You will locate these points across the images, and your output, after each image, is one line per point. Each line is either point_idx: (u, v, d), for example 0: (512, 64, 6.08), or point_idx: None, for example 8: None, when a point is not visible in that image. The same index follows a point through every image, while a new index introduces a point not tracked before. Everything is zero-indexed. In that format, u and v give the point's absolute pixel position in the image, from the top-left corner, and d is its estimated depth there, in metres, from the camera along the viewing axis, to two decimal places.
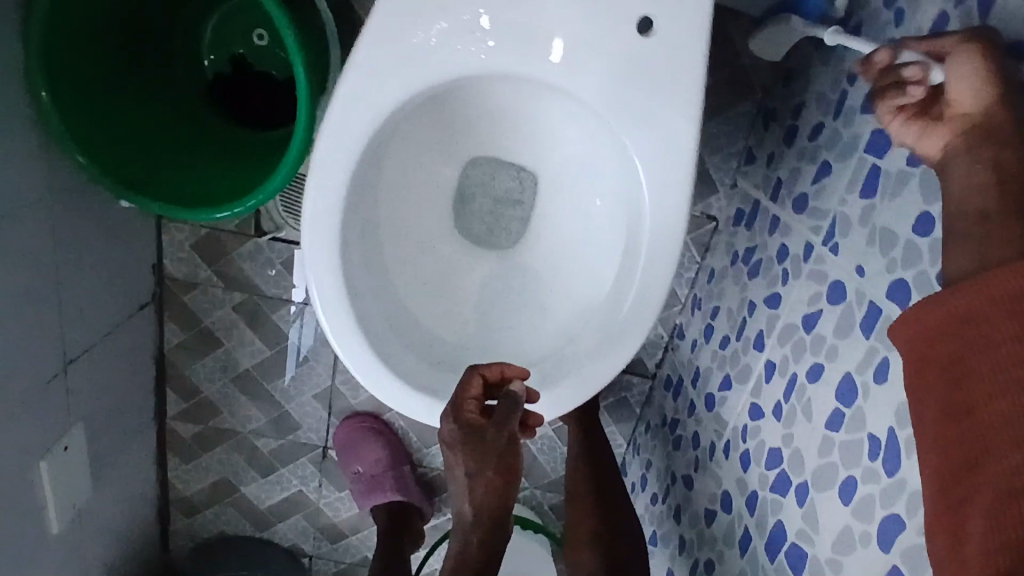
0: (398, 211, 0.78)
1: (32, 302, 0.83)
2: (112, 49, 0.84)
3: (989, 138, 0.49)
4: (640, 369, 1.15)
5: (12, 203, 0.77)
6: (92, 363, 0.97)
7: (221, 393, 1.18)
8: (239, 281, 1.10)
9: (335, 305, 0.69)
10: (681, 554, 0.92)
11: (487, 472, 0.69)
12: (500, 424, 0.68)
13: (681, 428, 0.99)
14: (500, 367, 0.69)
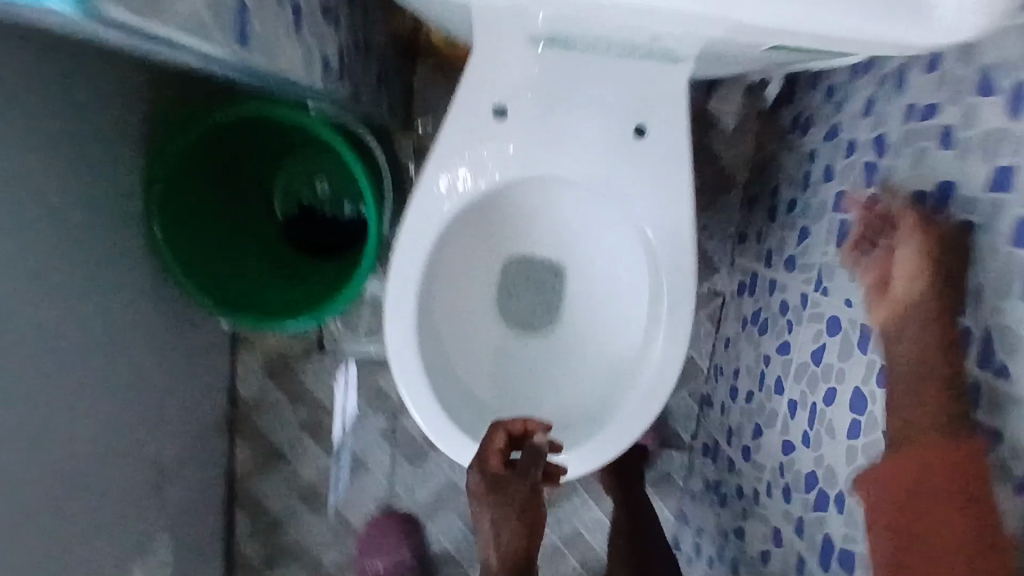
0: (455, 300, 0.92)
1: (136, 418, 0.94)
2: (209, 201, 1.02)
3: (905, 331, 0.62)
4: (679, 444, 1.23)
5: (128, 324, 0.91)
6: (177, 475, 1.06)
7: (286, 510, 1.24)
8: (305, 395, 1.22)
9: (414, 377, 0.83)
10: None
11: (510, 520, 0.78)
12: (524, 475, 0.77)
13: (724, 487, 1.06)
14: (522, 421, 0.76)
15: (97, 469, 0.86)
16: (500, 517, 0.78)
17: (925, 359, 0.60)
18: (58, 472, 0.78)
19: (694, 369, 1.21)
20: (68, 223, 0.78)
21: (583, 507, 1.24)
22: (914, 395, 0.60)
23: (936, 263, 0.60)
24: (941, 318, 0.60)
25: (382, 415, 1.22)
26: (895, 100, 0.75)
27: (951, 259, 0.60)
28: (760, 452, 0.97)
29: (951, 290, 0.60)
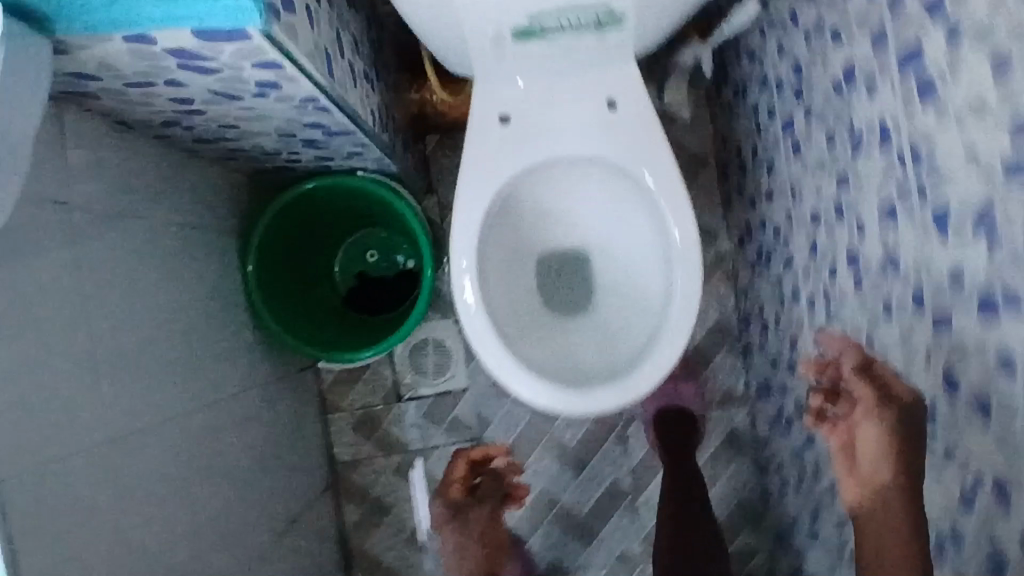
0: (508, 289, 1.08)
1: (268, 468, 1.07)
2: (286, 275, 1.19)
3: (875, 500, 0.65)
4: (737, 400, 1.34)
5: (249, 380, 1.07)
6: (301, 527, 1.15)
7: (399, 559, 1.30)
8: (395, 444, 1.30)
9: (492, 348, 0.99)
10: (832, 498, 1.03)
11: (477, 538, 1.10)
12: (478, 497, 1.11)
13: (788, 414, 1.16)
14: (482, 448, 1.09)
15: (244, 509, 0.99)
16: (466, 540, 1.09)
17: (903, 526, 0.63)
18: (217, 507, 0.92)
19: (728, 327, 1.35)
20: (198, 294, 0.98)
21: None
22: (886, 558, 0.64)
23: (898, 418, 0.65)
24: (904, 460, 0.64)
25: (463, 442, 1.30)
26: (793, 35, 0.98)
27: (906, 405, 0.66)
28: (808, 357, 1.08)
29: (908, 435, 0.65)
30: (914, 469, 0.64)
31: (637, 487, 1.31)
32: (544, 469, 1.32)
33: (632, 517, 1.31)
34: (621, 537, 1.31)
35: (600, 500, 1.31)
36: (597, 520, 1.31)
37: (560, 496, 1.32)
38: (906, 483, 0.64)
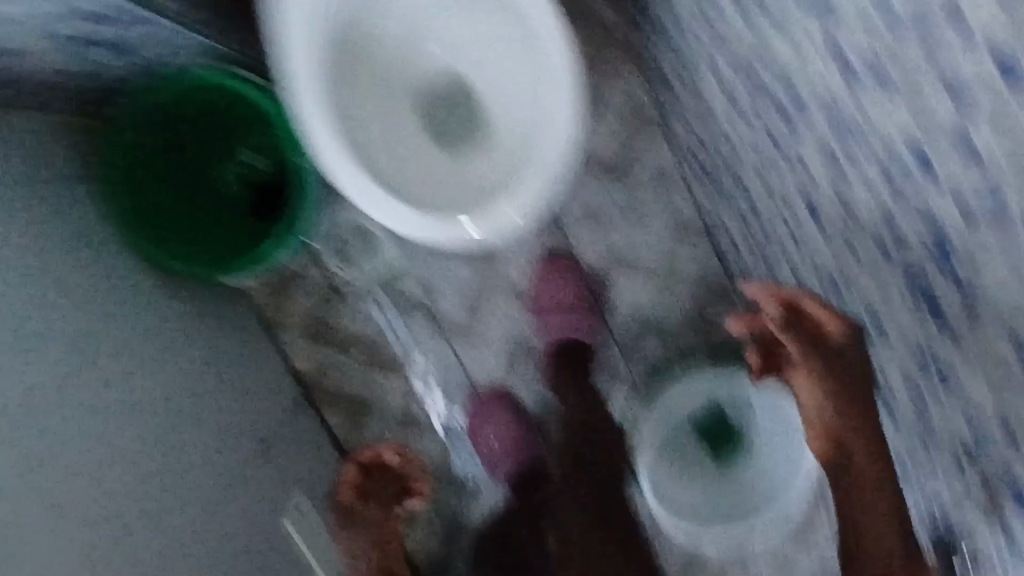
0: (378, 129, 0.97)
1: (221, 404, 1.03)
2: (163, 192, 1.11)
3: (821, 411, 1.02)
4: (676, 184, 1.25)
5: (153, 320, 0.99)
6: (279, 441, 1.13)
7: (395, 445, 1.29)
8: (352, 340, 1.28)
9: (372, 196, 0.91)
10: (801, 236, 0.98)
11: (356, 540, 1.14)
12: (371, 494, 1.22)
13: (736, 174, 1.09)
14: (372, 449, 1.26)
15: (206, 448, 0.97)
16: (355, 542, 1.14)
17: (840, 424, 1.00)
18: (173, 455, 0.90)
19: (645, 115, 1.24)
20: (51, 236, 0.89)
21: (635, 290, 1.26)
22: (837, 443, 1.02)
23: (835, 349, 0.97)
24: (843, 379, 0.97)
25: (426, 317, 1.28)
26: None
27: (841, 341, 0.96)
28: (734, 109, 0.99)
29: (855, 360, 0.95)
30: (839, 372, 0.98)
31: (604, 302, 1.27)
32: (508, 320, 1.27)
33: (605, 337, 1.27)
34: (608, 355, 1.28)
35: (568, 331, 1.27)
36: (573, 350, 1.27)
37: (530, 340, 1.28)
38: (844, 394, 0.98)
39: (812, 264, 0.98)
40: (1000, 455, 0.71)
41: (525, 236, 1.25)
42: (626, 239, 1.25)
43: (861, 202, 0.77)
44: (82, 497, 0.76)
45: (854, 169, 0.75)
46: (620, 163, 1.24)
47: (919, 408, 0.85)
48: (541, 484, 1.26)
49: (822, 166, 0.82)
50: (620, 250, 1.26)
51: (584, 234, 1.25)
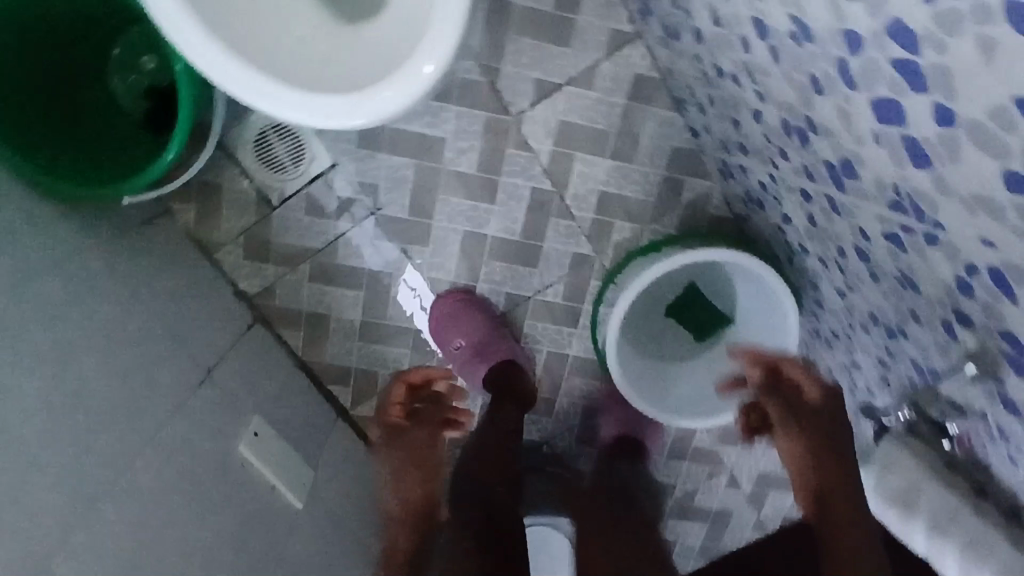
0: (261, 13, 0.85)
1: (154, 340, 0.95)
2: (49, 107, 1.02)
3: (802, 441, 0.95)
4: (631, 38, 1.08)
5: (66, 249, 0.89)
6: (231, 367, 1.07)
7: (364, 357, 1.26)
8: (296, 253, 1.21)
9: (236, 74, 0.76)
10: (740, 84, 0.83)
11: (409, 474, 1.11)
12: (423, 420, 1.19)
13: (671, 22, 0.93)
14: (423, 372, 1.20)
15: (151, 384, 0.90)
16: (404, 459, 1.13)
17: (818, 455, 0.93)
18: (115, 395, 0.84)
19: None
20: None
21: (591, 167, 1.14)
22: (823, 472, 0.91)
23: (809, 410, 0.97)
24: (822, 436, 0.94)
25: (369, 218, 1.19)
26: None
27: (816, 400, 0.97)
28: None
29: (819, 420, 0.95)
30: (813, 409, 0.97)
31: (556, 186, 1.16)
32: (456, 215, 1.17)
33: (562, 221, 1.18)
34: (568, 242, 1.19)
35: (527, 218, 1.18)
36: (534, 238, 1.19)
37: (484, 234, 1.19)
38: (822, 448, 0.93)
39: (753, 119, 0.85)
40: (982, 301, 0.60)
41: (464, 119, 1.12)
42: (578, 110, 1.11)
43: (791, 35, 0.64)
44: (44, 437, 0.71)
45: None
46: (559, 20, 1.07)
47: (881, 265, 0.75)
48: (501, 380, 1.16)
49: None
50: (572, 123, 1.12)
51: (530, 107, 1.11)
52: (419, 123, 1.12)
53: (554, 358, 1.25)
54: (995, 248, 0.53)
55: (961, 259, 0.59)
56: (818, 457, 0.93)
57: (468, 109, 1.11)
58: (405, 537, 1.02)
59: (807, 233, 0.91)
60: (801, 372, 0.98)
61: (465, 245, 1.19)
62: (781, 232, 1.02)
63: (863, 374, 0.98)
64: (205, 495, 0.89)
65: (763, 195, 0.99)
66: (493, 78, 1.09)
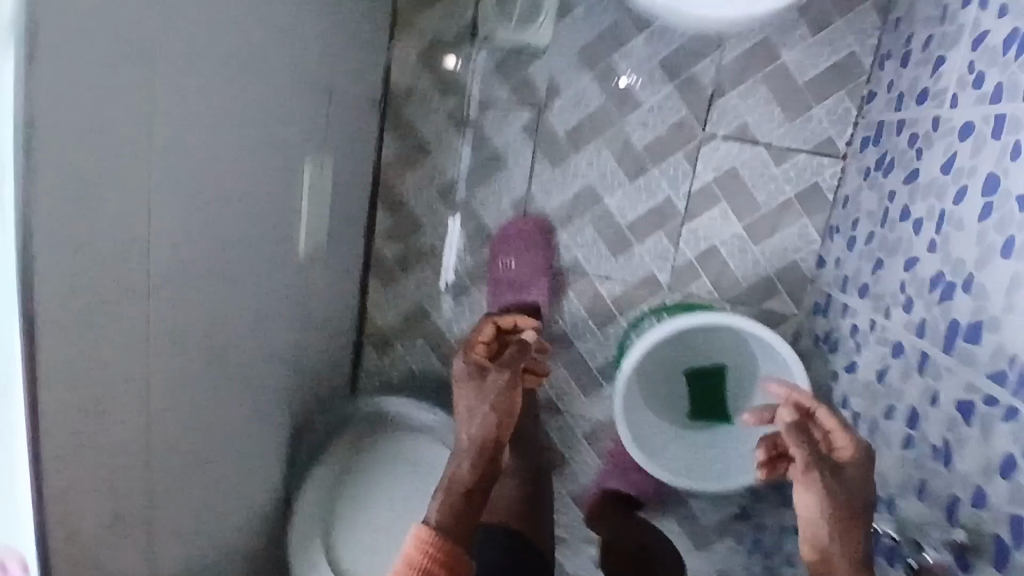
0: None
1: (312, 35, 0.96)
2: None
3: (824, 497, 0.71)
4: (837, 153, 1.14)
5: None
6: (335, 112, 1.08)
7: (425, 208, 1.26)
8: (455, 85, 1.21)
9: None
10: (918, 233, 0.89)
11: (482, 410, 0.91)
12: (505, 365, 0.93)
13: (893, 157, 0.99)
14: (512, 318, 0.96)
15: (285, 57, 0.90)
16: (480, 404, 0.91)
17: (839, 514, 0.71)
18: (261, 33, 0.83)
19: (856, 66, 1.12)
20: None
21: (722, 222, 1.19)
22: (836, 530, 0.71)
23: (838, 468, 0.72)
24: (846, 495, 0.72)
25: (529, 111, 1.20)
26: None
27: (846, 465, 0.73)
28: (961, 75, 0.85)
29: (847, 492, 0.72)
30: (841, 462, 0.73)
31: (685, 214, 1.20)
32: (595, 168, 1.21)
33: (664, 244, 1.22)
34: (652, 261, 1.23)
35: (642, 216, 1.21)
36: (633, 235, 1.22)
37: (602, 199, 1.22)
38: (837, 507, 0.71)
39: (902, 267, 0.92)
40: (1017, 482, 0.65)
41: (667, 104, 1.17)
42: (752, 172, 1.17)
43: (1019, 198, 0.69)
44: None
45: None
46: (802, 98, 1.13)
47: (927, 432, 0.81)
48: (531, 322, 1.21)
49: (1001, 157, 0.73)
50: (740, 178, 1.17)
51: (721, 138, 1.17)
52: (633, 77, 1.17)
53: (562, 338, 1.28)
54: None
55: None
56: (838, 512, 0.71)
57: (677, 99, 1.17)
58: (468, 478, 0.86)
59: (866, 389, 0.97)
60: (837, 426, 0.72)
61: (578, 195, 1.22)
62: (833, 381, 1.07)
63: None
64: (256, 166, 0.89)
65: (845, 341, 1.04)
66: (717, 94, 1.15)
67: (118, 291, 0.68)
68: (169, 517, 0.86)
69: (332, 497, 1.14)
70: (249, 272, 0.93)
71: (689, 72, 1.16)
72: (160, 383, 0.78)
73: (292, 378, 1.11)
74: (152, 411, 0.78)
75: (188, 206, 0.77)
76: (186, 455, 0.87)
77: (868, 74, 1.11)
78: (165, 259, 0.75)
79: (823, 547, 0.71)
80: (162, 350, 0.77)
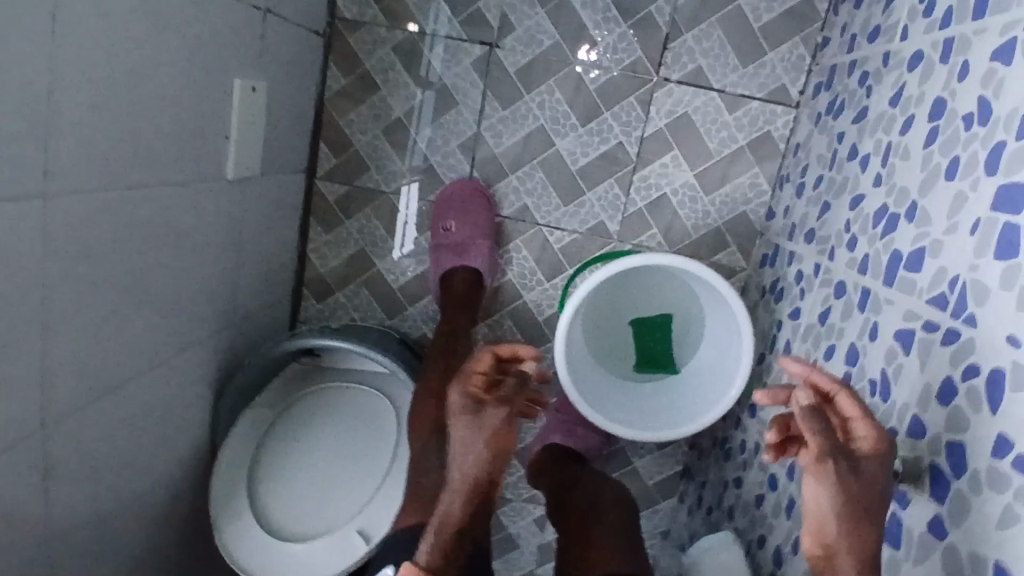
0: None
1: None
2: None
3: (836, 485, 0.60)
4: (789, 102, 1.13)
5: None
6: (274, 32, 1.01)
7: (370, 147, 1.21)
8: (403, 16, 1.16)
9: None
10: (865, 168, 0.89)
11: (476, 450, 0.70)
12: (506, 400, 0.72)
13: (845, 100, 0.99)
14: (512, 347, 0.73)
15: None
16: (477, 439, 0.70)
17: (847, 505, 0.59)
18: None
19: (812, 10, 1.11)
20: None
21: (673, 171, 1.17)
22: (843, 523, 0.59)
23: (856, 460, 0.61)
24: (860, 486, 0.60)
25: (481, 48, 1.16)
26: None
27: (864, 456, 0.61)
28: (914, 8, 0.85)
29: (865, 485, 0.60)
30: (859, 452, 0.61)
31: (638, 160, 1.17)
32: (548, 110, 1.17)
33: (615, 192, 1.18)
34: (602, 209, 1.19)
35: (594, 161, 1.18)
36: (584, 181, 1.18)
37: (554, 142, 1.18)
38: (847, 500, 0.59)
39: (848, 205, 0.91)
40: (954, 409, 0.63)
41: (622, 45, 1.14)
42: (705, 118, 1.15)
43: (965, 115, 0.68)
44: None
45: (989, 70, 0.65)
46: (757, 43, 1.12)
47: (864, 368, 0.79)
48: (470, 283, 1.18)
49: (951, 79, 0.72)
50: (693, 124, 1.15)
51: (675, 83, 1.14)
52: (589, 15, 1.13)
53: (509, 289, 1.23)
54: (1016, 349, 0.56)
55: (966, 362, 0.62)
56: (847, 504, 0.59)
57: (633, 39, 1.14)
58: (461, 519, 0.70)
59: (807, 331, 0.95)
60: (857, 413, 0.62)
61: (529, 139, 1.18)
62: (776, 329, 1.04)
63: (745, 483, 0.99)
64: (183, 74, 0.82)
65: (789, 288, 1.03)
66: (673, 36, 1.13)
67: (15, 186, 0.62)
68: (63, 453, 0.78)
69: (260, 446, 1.08)
70: (170, 190, 0.86)
71: (646, 13, 1.13)
72: (61, 296, 0.72)
73: (218, 315, 1.04)
74: (49, 328, 0.71)
75: (105, 104, 0.71)
76: (89, 382, 0.79)
77: (822, 21, 1.10)
78: (69, 155, 0.68)
79: (827, 546, 0.60)
80: (65, 255, 0.71)
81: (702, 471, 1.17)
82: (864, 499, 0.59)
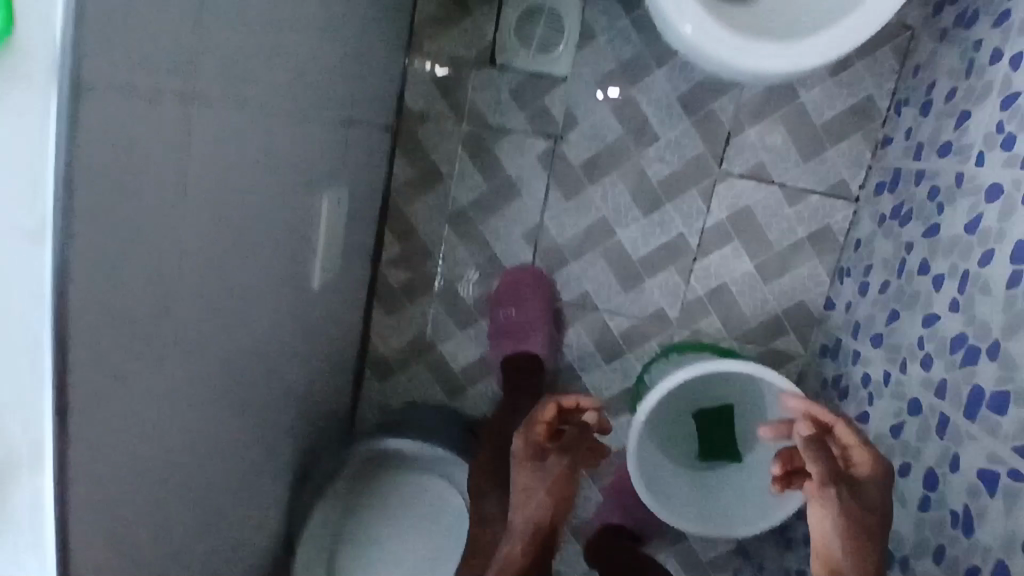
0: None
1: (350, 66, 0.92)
2: None
3: (840, 510, 0.68)
4: (849, 197, 1.16)
5: None
6: (357, 140, 1.04)
7: (433, 234, 1.23)
8: (469, 110, 1.18)
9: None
10: (936, 287, 0.92)
11: (536, 496, 0.82)
12: (566, 450, 0.83)
13: (910, 208, 1.01)
14: (575, 398, 0.80)
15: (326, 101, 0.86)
16: (536, 486, 0.82)
17: (852, 527, 0.68)
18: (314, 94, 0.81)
19: (874, 108, 1.13)
20: None
21: (733, 260, 1.19)
22: (851, 541, 0.68)
23: (856, 484, 0.69)
24: (861, 509, 0.68)
25: (545, 141, 1.18)
26: None
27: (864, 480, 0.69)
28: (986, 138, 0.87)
29: (864, 507, 0.68)
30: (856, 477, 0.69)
31: (700, 250, 1.19)
32: (610, 200, 1.19)
33: (676, 279, 1.21)
34: (662, 295, 1.21)
35: (655, 250, 1.20)
36: (645, 270, 1.21)
37: (615, 231, 1.20)
38: (851, 524, 0.68)
39: (920, 321, 0.94)
40: None
41: (685, 140, 1.16)
42: (764, 210, 1.17)
43: None
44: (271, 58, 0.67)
45: None
46: (818, 139, 1.14)
47: (947, 499, 0.82)
48: (529, 369, 1.19)
49: None
50: (754, 215, 1.17)
51: (737, 176, 1.16)
52: (654, 111, 1.15)
53: (569, 370, 1.26)
54: None
55: None
56: (850, 528, 0.68)
57: (695, 134, 1.16)
58: (521, 559, 0.83)
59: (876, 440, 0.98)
60: (856, 441, 0.69)
61: (591, 229, 1.20)
62: None
63: None
64: (296, 215, 0.85)
65: (855, 389, 1.06)
66: (735, 131, 1.15)
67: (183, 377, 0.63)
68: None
69: (336, 535, 1.10)
70: (281, 319, 0.88)
71: (710, 108, 1.15)
72: (209, 451, 0.74)
73: (302, 414, 1.07)
74: (202, 482, 0.73)
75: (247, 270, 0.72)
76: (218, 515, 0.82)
77: (883, 120, 1.13)
78: (212, 302, 0.65)
79: (834, 563, 0.68)
80: (206, 391, 0.70)
81: (762, 553, 1.20)
82: (863, 516, 0.68)
